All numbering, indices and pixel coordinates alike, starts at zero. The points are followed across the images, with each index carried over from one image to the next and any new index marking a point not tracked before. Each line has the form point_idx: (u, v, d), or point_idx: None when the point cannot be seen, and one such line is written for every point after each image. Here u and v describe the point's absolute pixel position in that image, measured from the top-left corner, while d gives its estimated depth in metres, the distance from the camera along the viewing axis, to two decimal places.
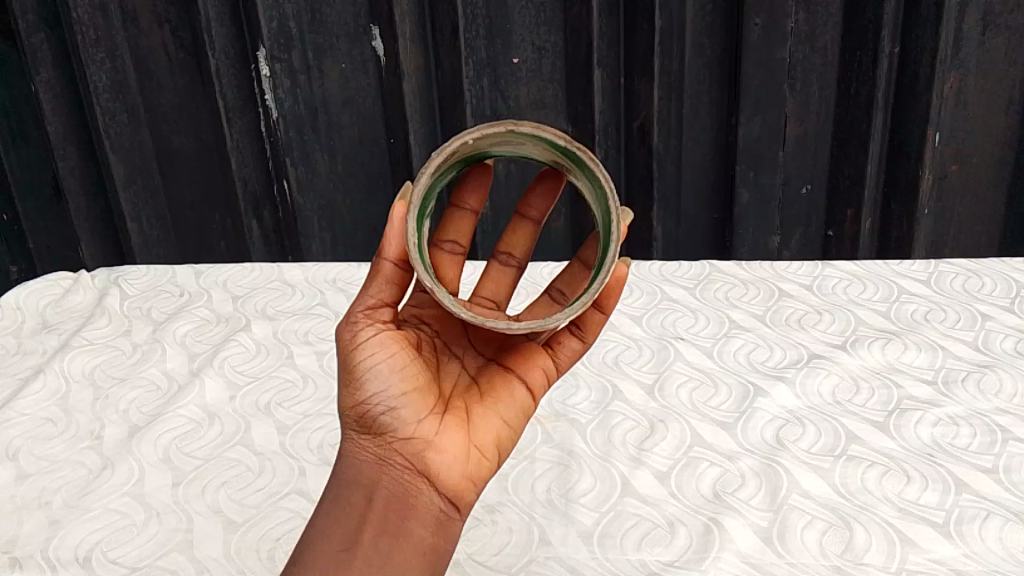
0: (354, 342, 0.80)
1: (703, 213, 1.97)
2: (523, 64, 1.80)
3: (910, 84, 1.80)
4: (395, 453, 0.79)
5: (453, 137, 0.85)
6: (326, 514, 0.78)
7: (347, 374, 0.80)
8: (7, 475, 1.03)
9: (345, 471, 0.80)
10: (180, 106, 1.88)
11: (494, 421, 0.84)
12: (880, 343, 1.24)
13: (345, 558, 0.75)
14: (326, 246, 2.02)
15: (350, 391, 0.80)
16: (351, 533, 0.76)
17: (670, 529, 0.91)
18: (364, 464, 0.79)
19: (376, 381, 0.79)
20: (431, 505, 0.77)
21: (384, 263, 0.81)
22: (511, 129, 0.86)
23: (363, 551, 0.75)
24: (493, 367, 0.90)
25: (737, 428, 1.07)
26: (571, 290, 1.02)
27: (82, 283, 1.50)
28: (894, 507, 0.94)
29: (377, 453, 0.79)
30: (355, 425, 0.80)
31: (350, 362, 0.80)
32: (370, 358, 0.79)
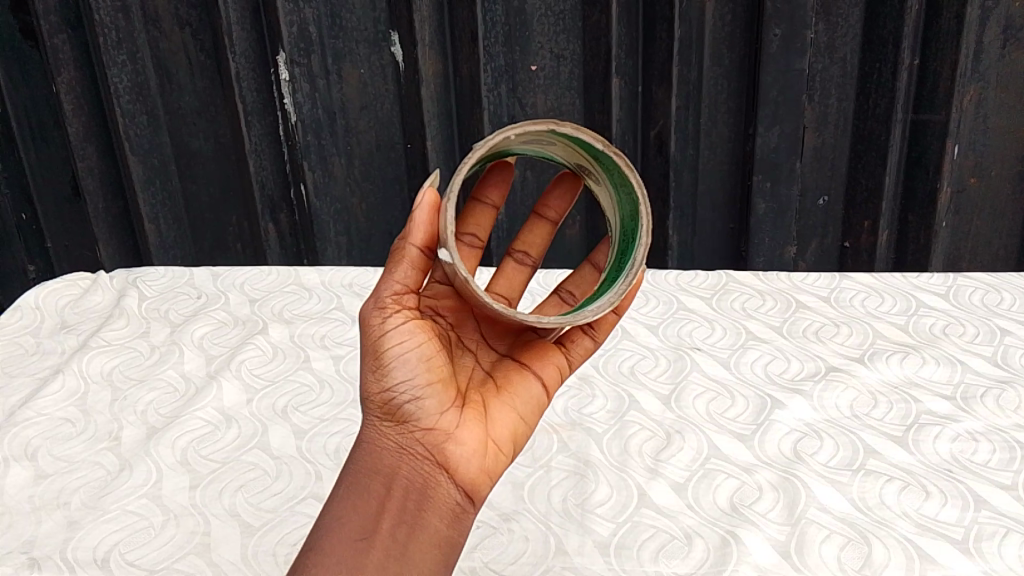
0: (380, 329, 0.80)
1: (719, 223, 1.96)
2: (542, 72, 1.80)
3: (929, 96, 1.80)
4: (415, 442, 0.78)
5: (496, 131, 0.83)
6: (340, 502, 0.75)
7: (372, 361, 0.80)
8: (27, 474, 1.04)
9: (361, 459, 0.79)
10: (200, 108, 1.90)
11: (511, 417, 0.85)
12: (898, 357, 1.23)
13: (363, 545, 0.72)
14: (341, 250, 2.02)
15: (373, 378, 0.80)
16: (369, 520, 0.73)
17: (687, 541, 0.91)
18: (382, 453, 0.78)
19: (402, 369, 0.79)
20: (449, 497, 0.76)
21: (409, 247, 0.82)
22: (553, 129, 0.86)
23: (382, 539, 0.72)
24: (507, 364, 0.91)
25: (754, 440, 1.07)
26: (580, 292, 1.03)
27: (100, 283, 1.52)
28: (913, 523, 0.93)
29: (397, 441, 0.78)
30: (375, 413, 0.80)
31: (375, 348, 0.80)
32: (396, 345, 0.79)
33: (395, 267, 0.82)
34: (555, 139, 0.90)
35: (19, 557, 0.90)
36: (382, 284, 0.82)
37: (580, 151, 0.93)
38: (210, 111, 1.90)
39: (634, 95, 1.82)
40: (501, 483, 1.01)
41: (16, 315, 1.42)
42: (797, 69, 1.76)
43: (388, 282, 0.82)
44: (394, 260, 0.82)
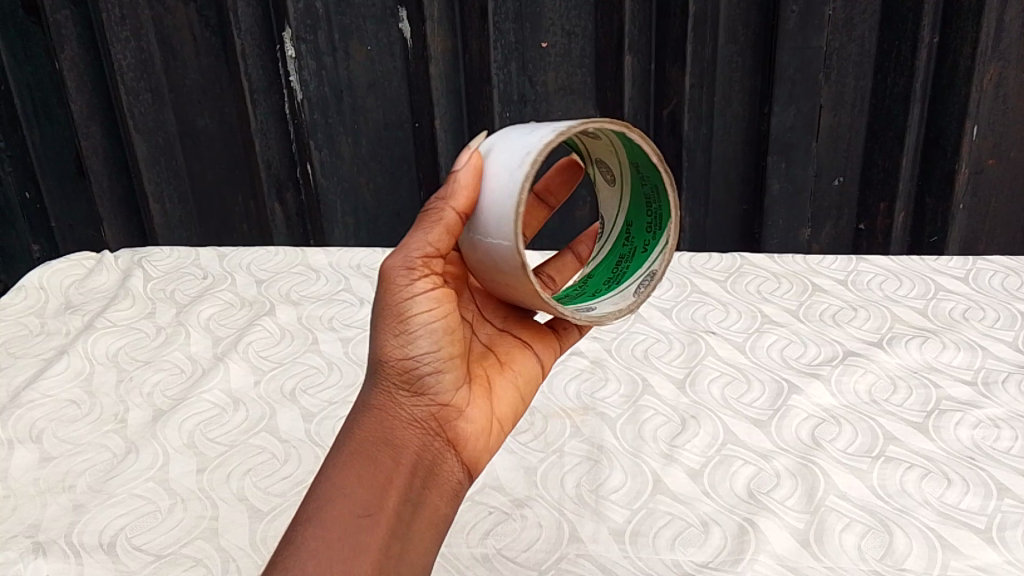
0: (406, 292, 0.75)
1: (732, 204, 1.93)
2: (552, 49, 1.77)
3: (948, 75, 1.76)
4: (427, 416, 0.76)
5: (583, 122, 0.78)
6: (342, 472, 0.72)
7: (393, 325, 0.76)
8: (32, 457, 1.02)
9: (366, 426, 0.75)
10: (205, 86, 1.87)
11: (513, 396, 0.84)
12: (917, 341, 1.21)
13: (368, 522, 0.69)
14: (349, 230, 2.00)
15: (393, 341, 0.76)
16: (376, 496, 0.70)
17: (704, 529, 0.89)
18: (394, 424, 0.75)
19: (426, 339, 0.75)
20: (454, 476, 0.76)
21: (448, 211, 0.78)
22: (624, 131, 0.82)
23: (388, 517, 0.70)
24: (506, 338, 0.88)
25: (772, 426, 1.05)
26: (559, 279, 1.01)
27: (105, 263, 1.50)
28: (935, 511, 0.91)
29: (409, 413, 0.76)
30: (388, 379, 0.76)
31: (397, 311, 0.75)
32: (424, 313, 0.75)
33: (431, 227, 0.77)
34: (608, 135, 0.87)
35: (24, 541, 0.89)
36: (412, 240, 0.77)
37: (619, 150, 0.91)
38: (215, 89, 1.87)
39: (647, 73, 1.78)
40: (514, 468, 0.99)
41: (20, 295, 1.40)
42: (814, 47, 1.72)
43: (420, 241, 0.76)
44: (434, 220, 0.77)
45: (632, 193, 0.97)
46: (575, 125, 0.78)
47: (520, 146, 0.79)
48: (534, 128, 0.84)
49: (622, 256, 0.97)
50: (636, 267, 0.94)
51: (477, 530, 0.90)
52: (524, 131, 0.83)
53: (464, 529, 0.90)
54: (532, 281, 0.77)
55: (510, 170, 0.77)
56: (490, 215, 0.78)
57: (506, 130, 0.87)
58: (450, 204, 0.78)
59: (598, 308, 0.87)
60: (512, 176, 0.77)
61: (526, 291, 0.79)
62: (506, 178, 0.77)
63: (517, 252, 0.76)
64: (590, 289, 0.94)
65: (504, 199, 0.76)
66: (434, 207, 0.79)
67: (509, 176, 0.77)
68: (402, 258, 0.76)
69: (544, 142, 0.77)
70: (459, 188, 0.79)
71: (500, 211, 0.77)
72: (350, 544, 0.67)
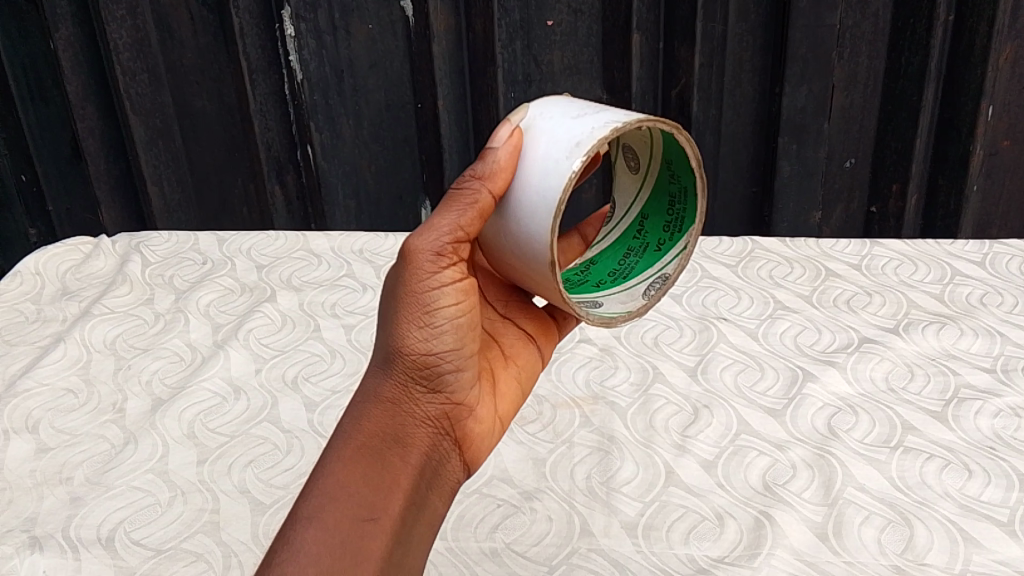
0: (433, 282, 0.72)
1: (741, 187, 1.90)
2: (558, 27, 1.73)
3: (964, 54, 1.72)
4: (439, 414, 0.74)
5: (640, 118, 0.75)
6: (345, 469, 0.68)
7: (416, 316, 0.72)
8: (28, 448, 1.00)
9: (376, 420, 0.72)
10: (203, 66, 1.83)
11: (516, 392, 0.83)
12: (934, 327, 1.17)
13: (371, 527, 0.66)
14: (351, 214, 1.97)
15: (415, 333, 0.72)
16: (381, 498, 0.68)
17: (719, 522, 0.87)
18: (406, 421, 0.72)
19: (448, 336, 0.73)
20: (455, 476, 0.76)
21: (484, 195, 0.75)
22: (672, 133, 0.80)
23: (390, 522, 0.68)
24: (510, 326, 0.87)
25: (787, 416, 1.02)
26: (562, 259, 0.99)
27: (102, 248, 1.47)
28: (956, 503, 0.89)
29: (422, 410, 0.73)
30: (404, 372, 0.73)
31: (421, 301, 0.72)
32: (449, 307, 0.72)
33: (465, 210, 0.73)
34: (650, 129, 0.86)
35: (20, 535, 0.87)
36: (443, 221, 0.72)
37: (657, 141, 0.89)
38: (214, 70, 1.83)
39: (655, 52, 1.74)
40: (522, 459, 0.97)
41: (16, 281, 1.37)
42: (827, 25, 1.68)
43: (452, 225, 0.72)
44: (469, 201, 0.74)
45: (655, 187, 0.96)
46: (629, 120, 0.76)
47: (567, 132, 0.77)
48: (580, 110, 0.81)
49: (632, 250, 0.96)
50: (645, 266, 0.93)
51: (486, 524, 0.88)
52: (569, 112, 0.80)
53: (472, 523, 0.88)
54: (558, 279, 0.77)
55: (554, 158, 0.75)
56: (527, 202, 0.76)
57: (546, 104, 0.84)
58: (486, 186, 0.75)
59: (607, 307, 0.86)
60: (556, 165, 0.75)
61: (546, 283, 0.79)
62: (550, 167, 0.75)
63: (551, 248, 0.75)
64: (595, 282, 0.93)
65: (545, 190, 0.75)
66: (469, 186, 0.75)
67: (553, 165, 0.75)
68: (432, 243, 0.72)
69: (596, 133, 0.74)
70: (498, 170, 0.76)
71: (539, 201, 0.75)
72: (350, 548, 0.65)
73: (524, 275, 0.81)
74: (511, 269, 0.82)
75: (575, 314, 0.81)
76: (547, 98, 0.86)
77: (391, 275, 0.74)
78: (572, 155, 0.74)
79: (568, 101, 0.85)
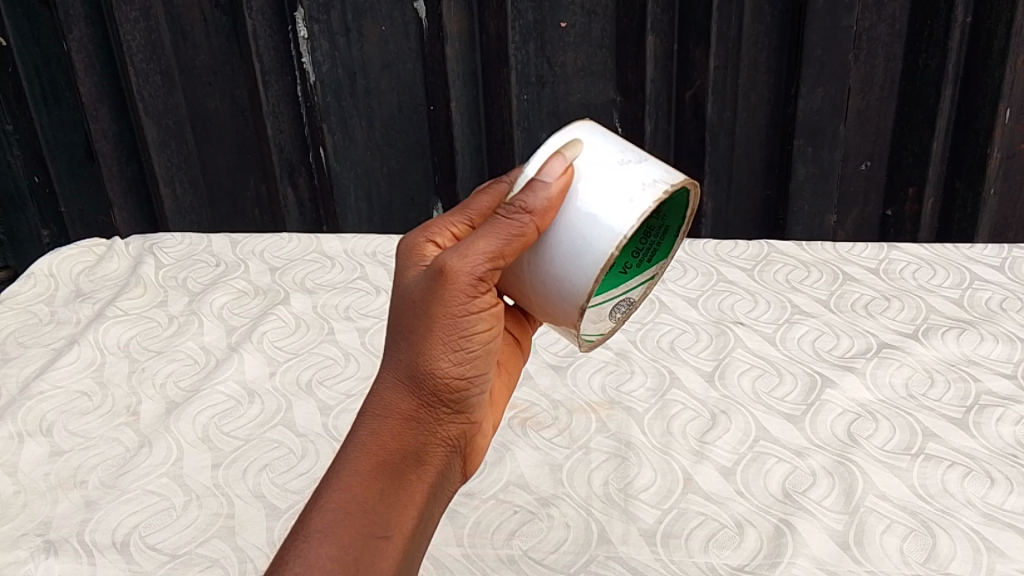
0: (469, 306, 0.70)
1: (755, 189, 1.92)
2: (572, 29, 1.75)
3: (982, 55, 1.73)
4: (457, 434, 0.74)
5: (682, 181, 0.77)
6: (361, 483, 0.67)
7: (447, 335, 0.70)
8: (42, 451, 0.99)
9: (395, 437, 0.70)
10: (215, 68, 1.85)
11: (504, 397, 0.87)
12: (954, 332, 1.16)
13: (383, 545, 0.66)
14: (362, 216, 1.99)
15: (445, 352, 0.71)
16: (394, 516, 0.67)
17: (738, 530, 0.86)
18: (425, 439, 0.71)
19: (472, 359, 0.72)
20: (455, 488, 0.76)
21: (529, 226, 0.72)
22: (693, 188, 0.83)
23: (403, 540, 0.67)
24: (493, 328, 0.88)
25: (806, 422, 1.01)
26: None
27: (116, 249, 1.47)
28: (978, 512, 0.87)
29: (443, 429, 0.73)
30: (431, 391, 0.71)
31: (454, 324, 0.70)
32: (481, 333, 0.71)
33: (510, 240, 0.70)
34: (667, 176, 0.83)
35: (35, 539, 0.86)
36: (486, 246, 0.70)
37: None
38: (226, 70, 1.85)
39: (669, 53, 1.76)
40: (539, 465, 0.96)
41: (29, 282, 1.37)
42: (843, 26, 1.70)
43: (495, 252, 0.70)
44: (517, 235, 0.71)
45: None
46: (674, 181, 0.77)
47: (617, 179, 0.76)
48: (621, 151, 0.80)
49: None
50: (610, 287, 0.88)
51: (503, 530, 0.87)
52: (610, 151, 0.79)
53: (489, 529, 0.87)
54: (579, 321, 0.78)
55: (606, 207, 0.75)
56: (570, 244, 0.75)
57: (582, 133, 0.81)
58: (535, 219, 0.72)
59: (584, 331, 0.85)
60: (607, 215, 0.74)
61: (552, 316, 0.80)
62: (599, 214, 0.75)
63: (584, 295, 0.76)
64: None
65: (593, 238, 0.74)
66: (516, 214, 0.72)
67: (604, 214, 0.75)
68: (477, 270, 0.69)
69: (648, 193, 0.75)
70: (547, 204, 0.73)
71: (584, 248, 0.75)
72: (369, 566, 0.64)
73: (525, 297, 0.81)
74: (514, 288, 0.81)
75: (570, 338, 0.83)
76: (574, 123, 0.84)
77: (419, 286, 0.70)
78: (626, 210, 0.74)
79: (599, 130, 0.83)
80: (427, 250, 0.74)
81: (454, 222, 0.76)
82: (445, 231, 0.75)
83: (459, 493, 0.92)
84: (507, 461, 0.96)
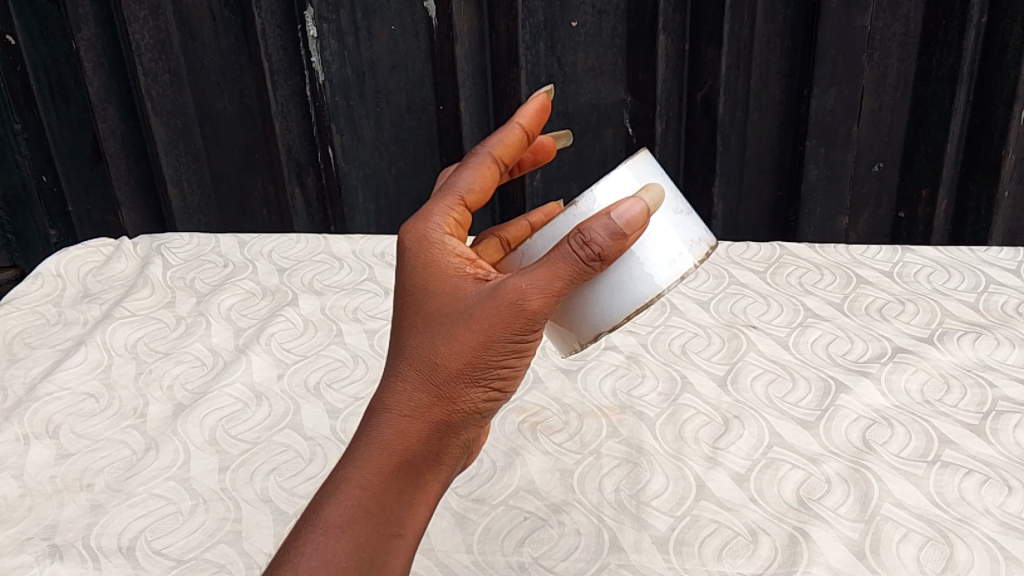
0: (522, 334, 0.68)
1: (767, 190, 1.92)
2: (582, 28, 1.76)
3: (997, 56, 1.72)
4: (474, 436, 0.72)
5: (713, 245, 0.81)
6: (383, 483, 0.65)
7: (492, 352, 0.68)
8: (48, 453, 0.98)
9: (421, 440, 0.67)
10: (224, 68, 1.86)
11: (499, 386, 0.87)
12: (970, 337, 1.14)
13: (395, 546, 0.65)
14: (370, 216, 2.00)
15: (486, 365, 0.69)
16: (408, 516, 0.66)
17: (752, 538, 0.85)
18: (449, 442, 0.69)
19: (506, 373, 0.70)
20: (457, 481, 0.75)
21: (596, 269, 0.70)
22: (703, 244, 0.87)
23: (412, 540, 0.67)
24: None
25: (820, 428, 0.99)
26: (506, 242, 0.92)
27: (124, 250, 1.46)
28: (996, 521, 0.86)
29: (466, 434, 0.70)
30: (464, 400, 0.69)
31: (499, 341, 0.68)
32: (521, 355, 0.70)
33: (574, 280, 0.69)
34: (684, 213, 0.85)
35: (41, 543, 0.85)
36: (551, 281, 0.68)
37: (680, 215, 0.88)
38: (234, 70, 1.86)
39: (681, 53, 1.77)
40: (549, 470, 0.95)
41: (37, 282, 1.36)
42: (858, 26, 1.69)
43: (558, 288, 0.68)
44: (578, 278, 0.69)
45: None
46: (710, 245, 0.81)
47: (671, 232, 0.78)
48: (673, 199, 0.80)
49: None
50: None
51: (513, 537, 0.86)
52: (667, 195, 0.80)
53: (499, 536, 0.86)
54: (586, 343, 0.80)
55: (658, 254, 0.76)
56: (616, 278, 0.76)
57: (644, 167, 0.79)
58: (602, 265, 0.70)
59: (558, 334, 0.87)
60: (658, 263, 0.76)
61: (557, 323, 0.81)
62: (651, 262, 0.76)
63: (605, 326, 0.78)
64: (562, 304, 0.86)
65: (639, 279, 0.76)
66: (589, 259, 0.69)
67: (656, 263, 0.76)
68: (535, 298, 0.68)
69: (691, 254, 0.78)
70: (619, 251, 0.70)
71: (627, 288, 0.76)
72: (378, 565, 0.64)
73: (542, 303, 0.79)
74: None
75: (559, 342, 0.84)
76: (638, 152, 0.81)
77: (479, 303, 0.68)
78: (675, 265, 0.77)
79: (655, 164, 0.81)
80: (450, 244, 0.73)
81: (452, 205, 0.75)
82: (448, 219, 0.75)
83: (469, 498, 0.91)
84: (516, 466, 0.95)
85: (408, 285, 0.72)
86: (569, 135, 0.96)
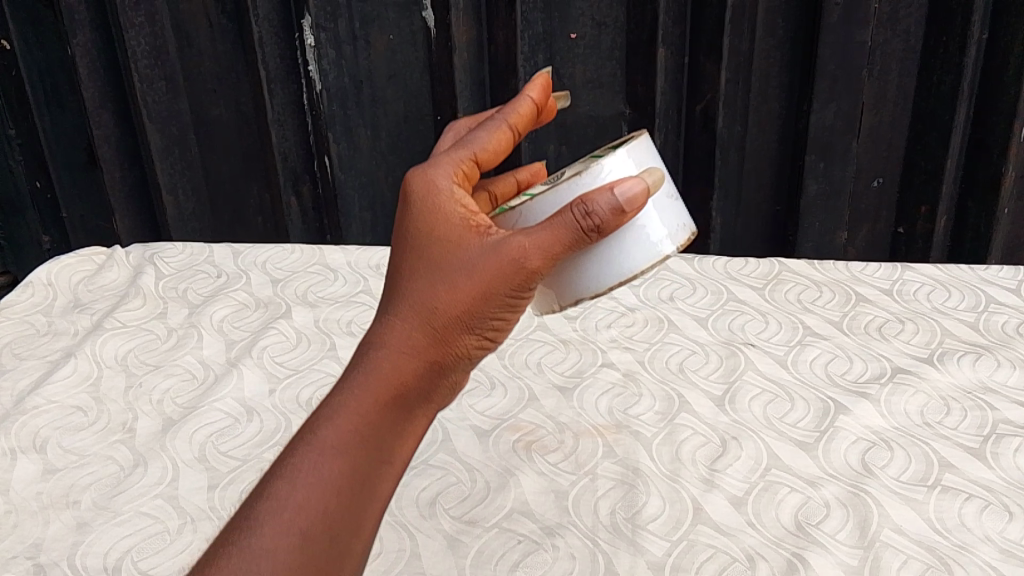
0: (521, 287, 0.68)
1: (765, 204, 1.91)
2: (581, 40, 1.75)
3: (997, 73, 1.71)
4: (463, 380, 0.70)
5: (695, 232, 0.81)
6: (378, 411, 0.63)
7: (492, 302, 0.67)
8: (34, 468, 0.97)
9: (416, 375, 0.65)
10: (220, 75, 1.85)
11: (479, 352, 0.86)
12: (970, 358, 1.13)
13: (382, 474, 0.63)
14: (366, 226, 1.99)
15: (486, 312, 0.67)
16: (397, 447, 0.64)
17: (749, 564, 0.83)
18: (442, 381, 0.68)
19: (500, 322, 0.69)
20: None
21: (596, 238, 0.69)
22: None
23: (397, 472, 0.65)
24: None
25: (819, 450, 0.98)
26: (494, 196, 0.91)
27: (115, 259, 1.45)
28: (996, 548, 0.84)
29: (457, 376, 0.69)
30: (461, 343, 0.67)
31: (499, 289, 0.67)
32: (516, 306, 0.69)
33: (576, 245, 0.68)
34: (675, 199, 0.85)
35: (24, 563, 0.84)
36: (556, 243, 0.67)
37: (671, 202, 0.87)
38: (231, 78, 1.85)
39: (680, 66, 1.76)
40: (543, 491, 0.93)
41: (27, 291, 1.34)
42: (859, 41, 1.68)
43: (561, 250, 0.68)
44: (576, 247, 0.69)
45: None
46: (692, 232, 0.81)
47: (660, 215, 0.78)
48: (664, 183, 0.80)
49: None
50: None
51: (506, 561, 0.84)
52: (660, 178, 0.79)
53: (492, 560, 0.84)
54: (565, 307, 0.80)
55: (646, 235, 0.76)
56: (605, 251, 0.75)
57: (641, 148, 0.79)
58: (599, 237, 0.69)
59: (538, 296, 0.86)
60: (643, 242, 0.76)
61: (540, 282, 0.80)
62: (638, 241, 0.76)
63: (586, 294, 0.78)
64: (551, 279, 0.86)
65: (623, 256, 0.76)
66: (590, 230, 0.68)
67: (642, 242, 0.76)
68: (537, 257, 0.67)
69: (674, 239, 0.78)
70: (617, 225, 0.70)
71: (611, 261, 0.76)
72: (366, 491, 0.62)
73: None
74: None
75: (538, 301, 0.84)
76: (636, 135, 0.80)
77: (486, 255, 0.67)
78: (658, 247, 0.77)
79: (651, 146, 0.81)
80: (456, 193, 0.71)
81: (462, 158, 0.73)
82: (457, 171, 0.72)
83: (462, 520, 0.89)
84: (510, 486, 0.94)
85: (411, 225, 0.70)
86: (569, 95, 0.92)
